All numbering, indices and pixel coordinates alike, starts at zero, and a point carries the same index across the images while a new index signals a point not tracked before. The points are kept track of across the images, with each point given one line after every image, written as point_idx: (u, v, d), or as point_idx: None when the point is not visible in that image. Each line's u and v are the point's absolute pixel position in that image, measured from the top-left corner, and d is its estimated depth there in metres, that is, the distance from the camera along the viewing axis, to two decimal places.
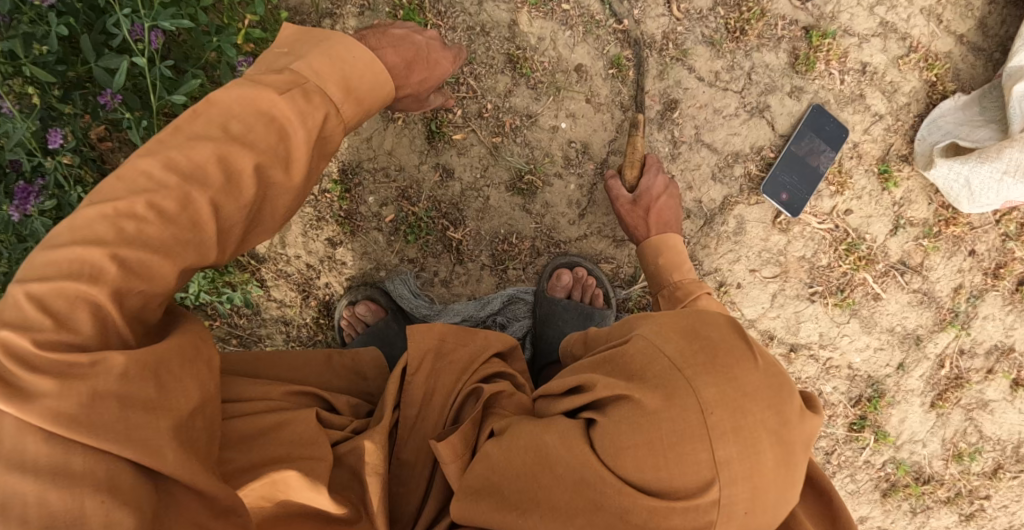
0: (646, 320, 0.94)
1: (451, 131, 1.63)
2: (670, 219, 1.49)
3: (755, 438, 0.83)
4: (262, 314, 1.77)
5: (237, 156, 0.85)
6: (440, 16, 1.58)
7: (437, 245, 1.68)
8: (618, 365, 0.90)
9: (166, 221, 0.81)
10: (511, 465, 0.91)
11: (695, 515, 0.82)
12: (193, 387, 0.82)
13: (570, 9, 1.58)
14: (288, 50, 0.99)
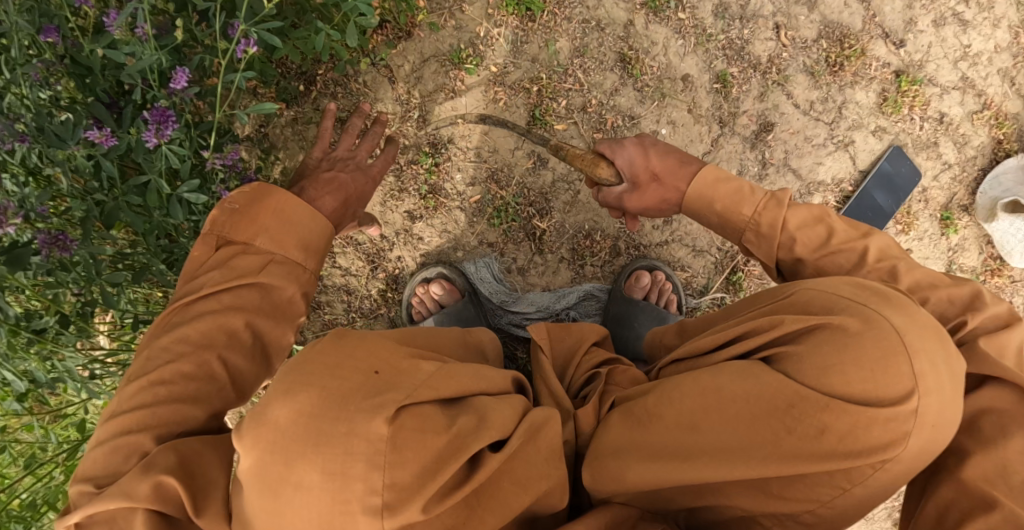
0: (803, 281, 1.06)
1: (553, 120, 1.62)
2: (677, 162, 1.20)
3: (939, 356, 0.92)
4: (324, 281, 1.72)
5: (233, 319, 0.99)
6: (558, 5, 1.59)
7: (520, 233, 1.68)
8: (797, 309, 1.00)
9: (189, 380, 0.95)
10: (679, 412, 0.98)
11: (895, 426, 0.89)
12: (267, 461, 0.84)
13: (685, 19, 1.61)
14: (236, 217, 1.04)
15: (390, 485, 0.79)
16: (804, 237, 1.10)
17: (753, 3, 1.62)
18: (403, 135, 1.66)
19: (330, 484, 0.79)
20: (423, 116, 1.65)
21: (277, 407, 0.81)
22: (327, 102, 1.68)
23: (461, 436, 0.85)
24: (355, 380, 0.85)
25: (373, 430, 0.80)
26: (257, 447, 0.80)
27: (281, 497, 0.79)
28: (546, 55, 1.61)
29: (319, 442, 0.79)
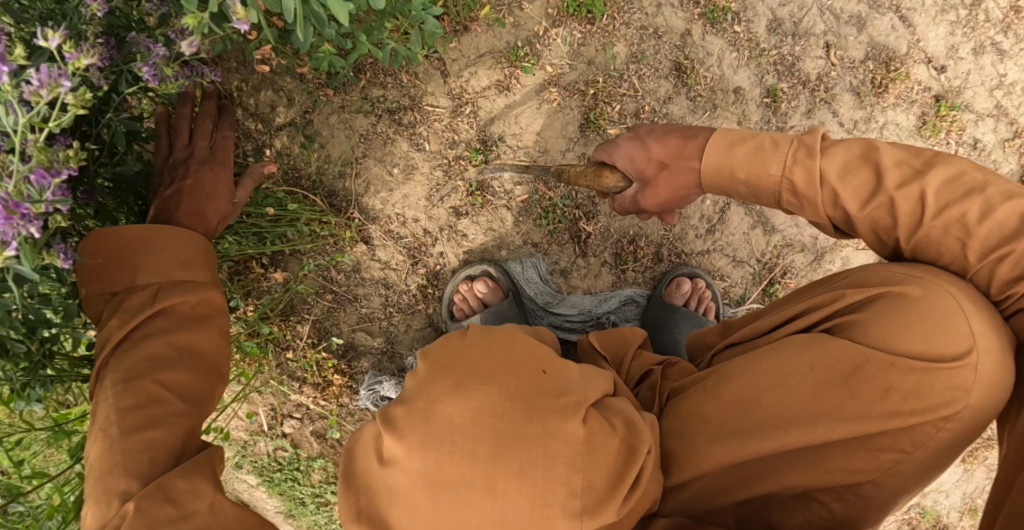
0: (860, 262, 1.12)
1: (606, 125, 1.63)
2: (693, 142, 1.17)
3: (993, 321, 0.97)
4: (362, 274, 1.69)
5: (150, 344, 0.98)
6: (617, 9, 1.60)
7: (565, 234, 1.68)
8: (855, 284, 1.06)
9: (132, 412, 0.94)
10: (762, 385, 1.03)
11: (954, 381, 0.94)
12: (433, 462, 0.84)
13: (740, 32, 1.63)
14: (101, 273, 1.00)
15: (586, 488, 0.84)
16: (851, 185, 1.04)
17: (806, 21, 1.64)
18: (453, 131, 1.65)
19: (532, 485, 0.82)
20: (475, 112, 1.64)
21: (456, 408, 0.85)
22: (376, 91, 1.65)
23: (627, 438, 0.90)
24: (531, 379, 0.90)
25: (570, 433, 0.85)
26: (434, 447, 0.83)
27: (457, 497, 0.82)
28: (602, 59, 1.61)
29: (511, 443, 0.84)
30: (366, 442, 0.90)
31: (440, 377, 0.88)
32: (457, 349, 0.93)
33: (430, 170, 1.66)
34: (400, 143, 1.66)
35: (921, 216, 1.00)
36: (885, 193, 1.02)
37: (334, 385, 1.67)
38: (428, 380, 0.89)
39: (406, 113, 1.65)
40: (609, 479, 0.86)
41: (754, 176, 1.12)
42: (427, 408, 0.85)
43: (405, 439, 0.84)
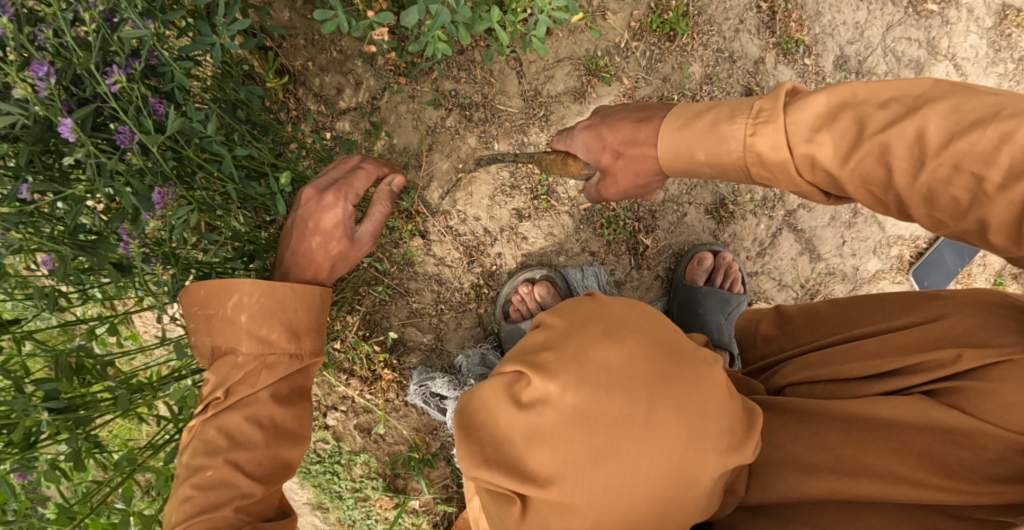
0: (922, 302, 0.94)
1: None
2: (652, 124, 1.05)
3: None
4: (416, 268, 1.66)
5: (235, 419, 0.94)
6: (697, 30, 1.62)
7: (622, 245, 1.70)
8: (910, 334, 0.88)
9: (207, 489, 0.91)
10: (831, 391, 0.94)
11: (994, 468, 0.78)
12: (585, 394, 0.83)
13: (810, 65, 1.68)
14: (208, 326, 0.97)
15: (731, 428, 0.84)
16: (824, 149, 0.83)
17: (870, 60, 1.70)
18: (524, 134, 1.65)
19: (684, 420, 0.81)
20: (547, 116, 1.64)
21: (610, 350, 0.85)
22: (449, 85, 1.62)
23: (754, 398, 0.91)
24: (669, 332, 0.90)
25: (716, 377, 0.86)
26: (590, 383, 0.83)
27: (619, 423, 0.81)
28: (678, 77, 1.64)
29: (666, 383, 0.83)
30: (500, 386, 0.88)
31: (585, 324, 0.89)
32: (593, 306, 0.94)
33: (496, 169, 1.66)
34: (468, 139, 1.65)
35: (920, 159, 0.76)
36: (870, 140, 0.79)
37: (383, 379, 1.65)
38: (570, 329, 0.89)
39: (477, 110, 1.64)
40: (748, 424, 0.86)
41: (714, 155, 0.95)
42: (581, 351, 0.85)
43: (557, 377, 0.84)
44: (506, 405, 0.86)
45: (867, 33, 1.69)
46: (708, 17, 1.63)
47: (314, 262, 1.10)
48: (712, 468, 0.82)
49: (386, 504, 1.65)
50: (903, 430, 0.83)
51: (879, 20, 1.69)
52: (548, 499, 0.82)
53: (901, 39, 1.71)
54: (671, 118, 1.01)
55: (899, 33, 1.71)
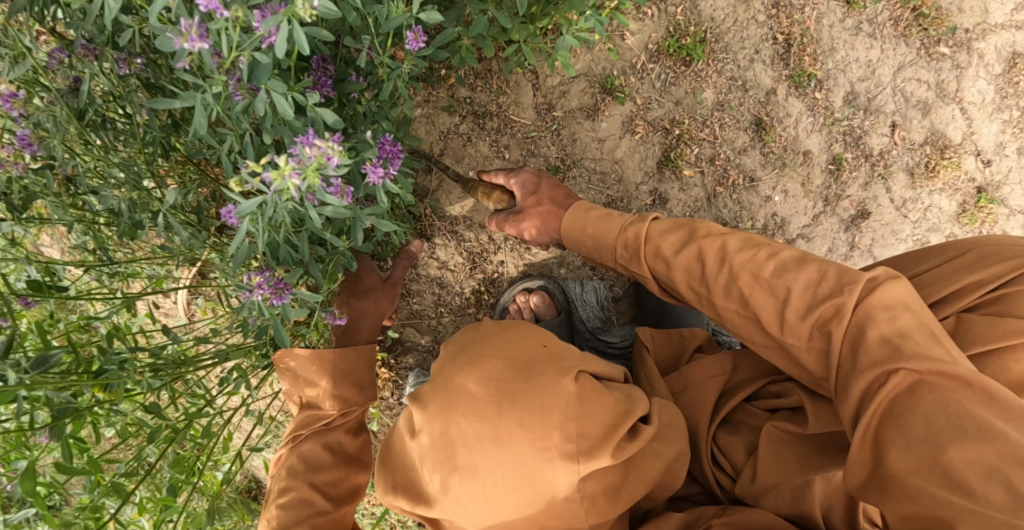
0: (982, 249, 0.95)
1: (683, 165, 1.68)
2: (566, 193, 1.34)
3: None
4: (420, 270, 1.70)
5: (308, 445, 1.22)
6: (712, 56, 1.65)
7: None
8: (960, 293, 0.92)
9: (287, 505, 1.15)
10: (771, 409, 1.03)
11: None
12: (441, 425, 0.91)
13: (820, 99, 1.70)
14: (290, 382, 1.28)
15: (580, 434, 0.88)
16: (666, 245, 1.08)
17: (879, 98, 1.73)
18: (534, 146, 1.67)
19: (530, 433, 0.87)
20: (559, 130, 1.66)
21: (468, 376, 0.92)
22: (465, 92, 1.64)
23: (627, 402, 0.94)
24: (532, 351, 0.97)
25: (562, 387, 0.90)
26: (449, 409, 0.91)
27: (474, 441, 0.89)
28: (690, 101, 1.66)
29: (514, 400, 0.89)
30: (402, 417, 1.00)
31: (455, 354, 0.97)
32: (477, 330, 1.02)
33: None
34: (480, 146, 1.67)
35: (721, 263, 0.99)
36: (716, 238, 1.02)
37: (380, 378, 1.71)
38: (446, 360, 0.97)
39: (490, 119, 1.66)
40: (604, 427, 0.89)
41: (597, 231, 1.21)
42: (446, 380, 0.94)
43: (425, 406, 0.93)
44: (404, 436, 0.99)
45: (878, 72, 1.72)
46: (725, 45, 1.65)
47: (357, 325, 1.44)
48: (564, 474, 0.86)
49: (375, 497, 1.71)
50: None
51: (891, 59, 1.73)
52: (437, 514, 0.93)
53: (912, 79, 1.74)
54: (581, 202, 1.29)
55: (910, 74, 1.74)
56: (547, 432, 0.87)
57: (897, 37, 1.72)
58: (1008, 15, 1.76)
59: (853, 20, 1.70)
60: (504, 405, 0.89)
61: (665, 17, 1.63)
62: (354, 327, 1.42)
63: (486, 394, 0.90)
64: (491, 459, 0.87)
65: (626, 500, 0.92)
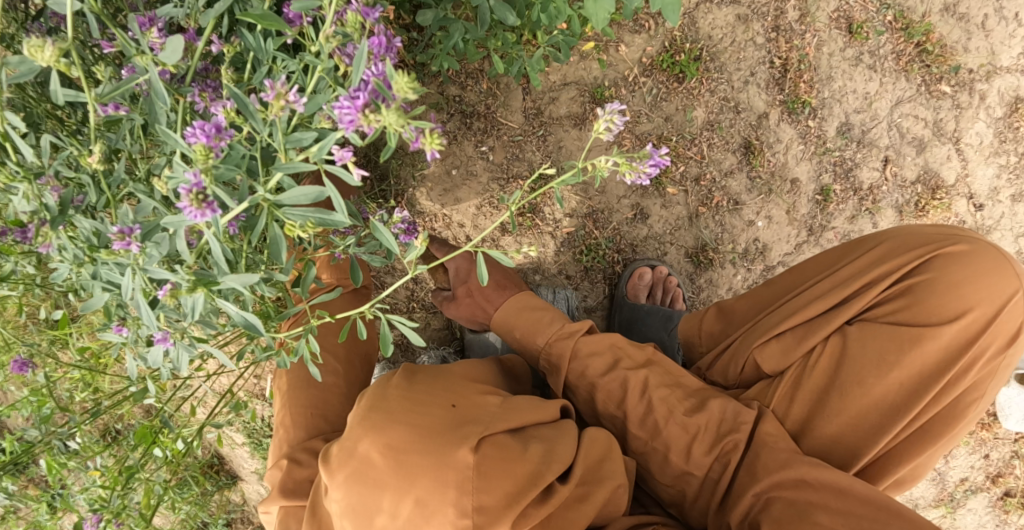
0: (884, 240, 1.23)
1: (667, 182, 1.67)
2: (498, 287, 1.46)
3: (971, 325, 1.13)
4: (395, 265, 1.70)
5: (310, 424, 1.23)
6: (707, 75, 1.63)
7: (598, 273, 1.72)
8: (873, 286, 1.19)
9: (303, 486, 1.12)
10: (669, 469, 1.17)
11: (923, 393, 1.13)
12: (344, 496, 0.99)
13: (812, 127, 1.68)
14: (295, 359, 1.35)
15: (477, 508, 0.97)
16: (590, 362, 1.26)
17: (873, 132, 1.71)
18: (519, 150, 1.66)
19: (427, 506, 0.96)
20: (545, 136, 1.66)
21: (371, 445, 1.01)
22: (454, 90, 1.64)
23: (536, 465, 1.05)
24: (437, 415, 1.06)
25: (461, 458, 0.99)
26: (352, 478, 0.99)
27: (377, 511, 0.97)
28: (680, 119, 1.64)
29: (410, 474, 0.97)
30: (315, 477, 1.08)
31: (361, 416, 1.06)
32: (385, 389, 1.11)
33: (487, 180, 1.67)
34: (464, 146, 1.66)
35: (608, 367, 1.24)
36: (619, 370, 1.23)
37: None
38: (352, 425, 1.06)
39: (477, 120, 1.65)
40: (504, 499, 1.00)
41: (525, 333, 1.36)
42: (351, 446, 1.02)
43: (333, 473, 1.02)
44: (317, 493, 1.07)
45: (875, 105, 1.70)
46: (721, 64, 1.64)
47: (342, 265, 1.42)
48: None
49: None
50: (870, 358, 1.15)
51: (889, 93, 1.70)
52: None
53: (909, 116, 1.72)
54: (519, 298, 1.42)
55: (907, 109, 1.71)
56: (445, 507, 0.96)
57: (898, 71, 1.70)
58: (1014, 58, 1.72)
59: (853, 50, 1.67)
60: (400, 481, 0.97)
61: (662, 32, 1.61)
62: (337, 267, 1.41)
63: (387, 468, 0.98)
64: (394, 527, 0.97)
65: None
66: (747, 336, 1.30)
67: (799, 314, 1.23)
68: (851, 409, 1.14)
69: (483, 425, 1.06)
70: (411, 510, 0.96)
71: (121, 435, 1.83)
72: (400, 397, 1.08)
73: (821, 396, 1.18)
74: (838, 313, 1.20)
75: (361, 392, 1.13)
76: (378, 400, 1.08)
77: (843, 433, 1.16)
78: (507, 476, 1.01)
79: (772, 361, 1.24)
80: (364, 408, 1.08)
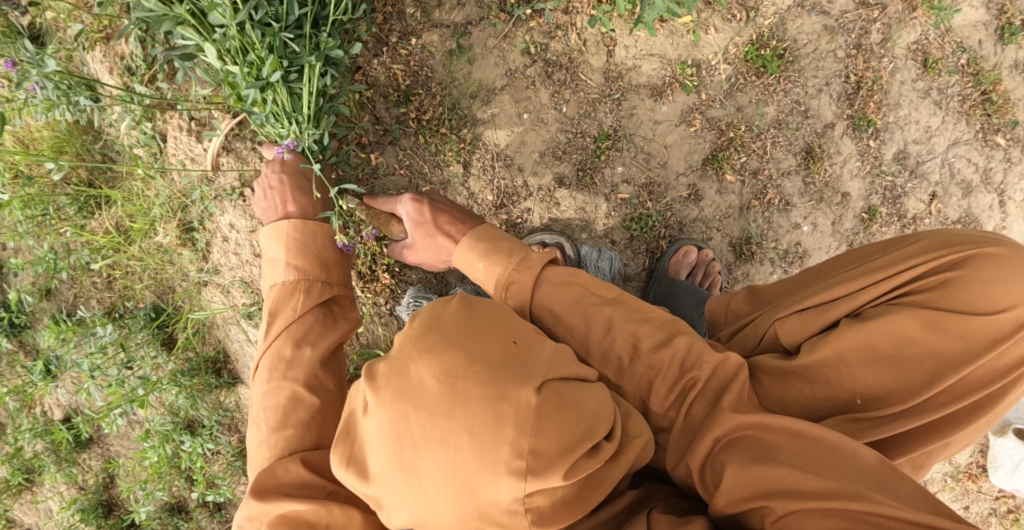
0: (923, 237, 1.21)
1: (728, 168, 1.71)
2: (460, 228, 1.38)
3: (994, 324, 1.10)
4: (447, 194, 1.73)
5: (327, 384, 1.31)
6: (785, 76, 1.69)
7: (642, 244, 1.74)
8: (904, 274, 1.16)
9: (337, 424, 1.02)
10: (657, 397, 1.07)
11: (937, 375, 1.09)
12: (392, 424, 0.91)
13: (872, 146, 1.74)
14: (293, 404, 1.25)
15: (533, 452, 0.89)
16: (550, 296, 1.16)
17: (927, 165, 1.77)
18: (592, 108, 1.69)
19: (483, 442, 0.89)
20: (620, 101, 1.69)
21: (426, 369, 0.92)
22: (541, 38, 1.68)
23: (591, 419, 0.93)
24: (497, 349, 0.94)
25: (523, 398, 0.90)
26: (402, 401, 0.91)
27: (429, 441, 0.89)
28: (751, 111, 1.69)
29: (466, 406, 0.90)
30: (354, 399, 0.99)
31: (414, 339, 0.95)
32: (441, 314, 0.97)
33: (555, 130, 1.71)
34: (540, 93, 1.70)
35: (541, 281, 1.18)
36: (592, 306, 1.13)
37: (379, 282, 1.69)
38: (405, 348, 0.94)
39: (559, 70, 1.69)
40: (559, 446, 0.90)
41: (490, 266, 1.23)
42: (403, 367, 0.93)
43: (383, 394, 0.92)
44: (353, 415, 0.98)
45: (934, 139, 1.76)
46: (801, 69, 1.69)
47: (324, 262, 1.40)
48: (510, 489, 0.88)
49: None
50: (891, 340, 1.11)
51: (949, 132, 1.76)
52: (377, 500, 0.94)
53: (962, 157, 1.78)
54: (480, 230, 1.30)
55: (962, 151, 1.78)
56: (502, 449, 0.88)
57: (961, 113, 1.76)
58: None
59: (924, 83, 1.74)
60: (460, 416, 0.89)
61: (751, 25, 1.67)
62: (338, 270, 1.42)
63: (446, 400, 0.90)
64: (444, 460, 0.89)
65: (575, 514, 0.93)
66: (770, 311, 1.27)
67: (826, 293, 1.20)
68: (864, 386, 1.11)
69: (543, 368, 0.94)
70: (467, 446, 0.89)
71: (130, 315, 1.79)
72: (463, 325, 0.96)
73: (832, 375, 1.12)
74: (863, 294, 1.17)
75: (415, 314, 1.00)
76: (434, 328, 0.95)
77: (851, 402, 1.11)
78: (559, 428, 0.90)
79: (793, 336, 1.21)
80: (421, 333, 0.95)
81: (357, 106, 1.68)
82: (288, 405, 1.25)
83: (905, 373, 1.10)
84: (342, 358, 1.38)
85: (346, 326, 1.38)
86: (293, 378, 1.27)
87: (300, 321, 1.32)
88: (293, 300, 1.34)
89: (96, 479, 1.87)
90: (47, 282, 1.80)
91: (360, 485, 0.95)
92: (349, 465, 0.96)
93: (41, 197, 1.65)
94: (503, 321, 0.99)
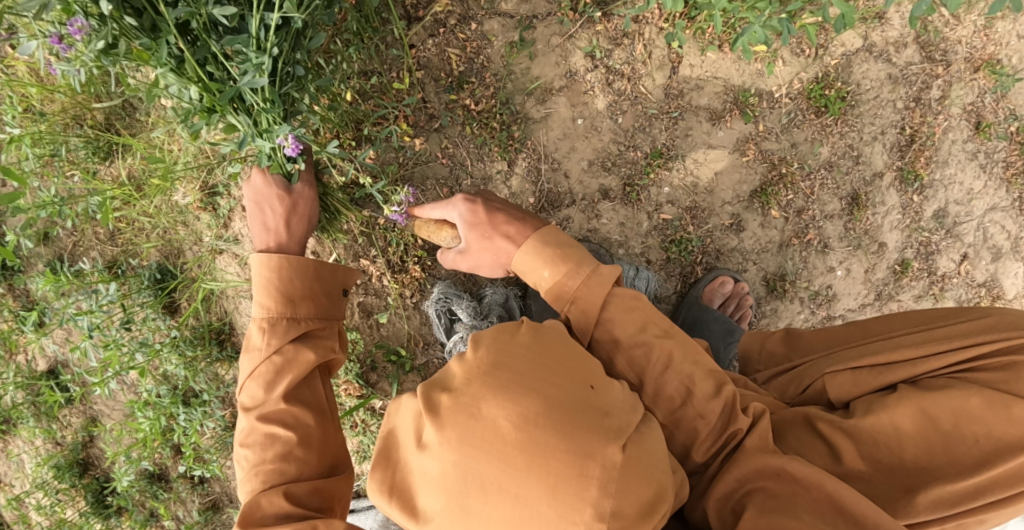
0: (993, 314, 1.15)
1: (774, 203, 1.68)
2: (520, 226, 1.16)
3: None
4: (488, 189, 1.66)
5: (316, 421, 1.15)
6: (844, 119, 1.67)
7: (677, 268, 1.72)
8: (968, 349, 1.10)
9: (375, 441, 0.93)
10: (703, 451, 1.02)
11: (989, 455, 1.02)
12: (459, 468, 0.84)
13: (915, 200, 1.74)
14: (269, 443, 1.10)
15: (614, 514, 0.84)
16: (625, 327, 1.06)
17: (964, 226, 1.77)
18: (648, 125, 1.65)
19: (563, 502, 0.83)
20: (678, 119, 1.65)
21: (502, 411, 0.85)
22: (607, 45, 1.63)
23: (664, 481, 0.89)
24: (576, 395, 0.88)
25: (608, 455, 0.84)
26: (471, 443, 0.84)
27: (501, 491, 0.83)
28: (806, 149, 1.68)
29: (547, 458, 0.84)
30: (404, 423, 0.90)
31: (484, 373, 0.87)
32: (515, 346, 0.91)
33: (607, 141, 1.66)
34: (597, 100, 1.65)
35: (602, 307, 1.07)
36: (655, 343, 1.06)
37: (408, 274, 1.64)
38: (477, 382, 0.87)
39: (620, 80, 1.64)
40: (639, 507, 0.86)
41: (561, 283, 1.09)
42: (472, 404, 0.86)
43: (450, 431, 0.85)
44: (403, 440, 0.90)
45: (974, 202, 1.77)
46: (859, 113, 1.68)
47: (289, 291, 1.19)
48: None
49: (351, 390, 1.64)
50: (946, 411, 1.05)
51: (988, 197, 1.77)
52: None
53: (997, 223, 1.79)
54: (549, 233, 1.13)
55: (998, 217, 1.79)
56: (581, 509, 0.83)
57: (1003, 180, 1.77)
58: None
59: (973, 145, 1.74)
60: (539, 468, 0.83)
61: (817, 63, 1.65)
62: (307, 307, 1.20)
63: (523, 449, 0.84)
64: (515, 513, 0.83)
65: None
66: (816, 364, 1.23)
67: (884, 354, 1.15)
68: (910, 447, 1.05)
69: (624, 420, 0.89)
70: (542, 503, 0.83)
71: (132, 273, 1.68)
72: (542, 362, 0.90)
73: (882, 433, 1.06)
74: (923, 363, 1.11)
75: (478, 338, 0.92)
76: (513, 364, 0.89)
77: (889, 458, 1.05)
78: (642, 488, 0.86)
79: (842, 392, 1.15)
80: (498, 369, 0.88)
81: (407, 87, 1.59)
82: (264, 441, 1.10)
83: (956, 448, 1.03)
84: (321, 387, 1.20)
85: (319, 359, 1.18)
86: (262, 420, 1.11)
87: (268, 362, 1.15)
88: (258, 338, 1.16)
89: (75, 437, 1.77)
90: (46, 227, 1.68)
91: (404, 518, 0.88)
92: (397, 496, 0.88)
93: (53, 136, 1.51)
94: (579, 362, 0.93)
